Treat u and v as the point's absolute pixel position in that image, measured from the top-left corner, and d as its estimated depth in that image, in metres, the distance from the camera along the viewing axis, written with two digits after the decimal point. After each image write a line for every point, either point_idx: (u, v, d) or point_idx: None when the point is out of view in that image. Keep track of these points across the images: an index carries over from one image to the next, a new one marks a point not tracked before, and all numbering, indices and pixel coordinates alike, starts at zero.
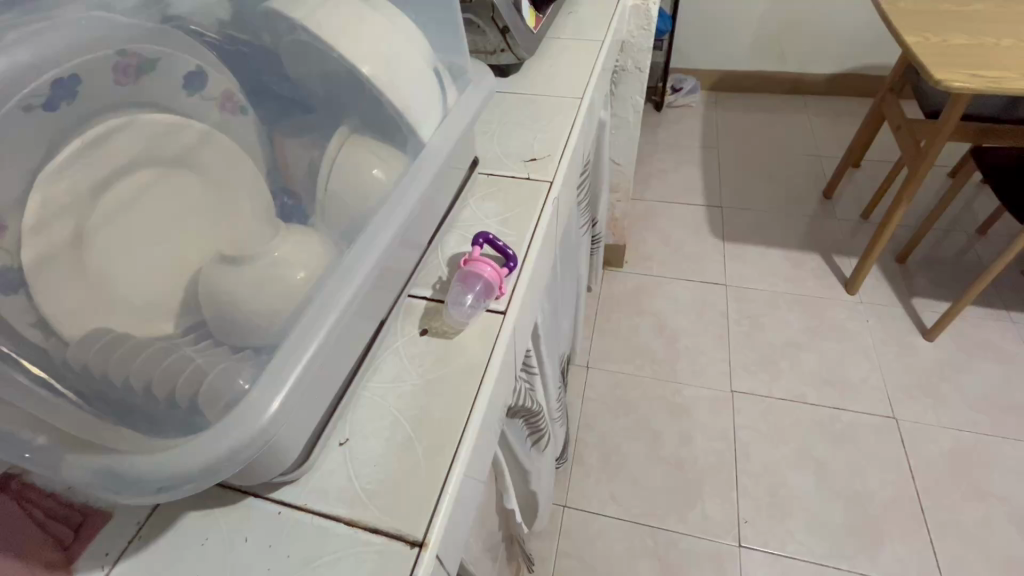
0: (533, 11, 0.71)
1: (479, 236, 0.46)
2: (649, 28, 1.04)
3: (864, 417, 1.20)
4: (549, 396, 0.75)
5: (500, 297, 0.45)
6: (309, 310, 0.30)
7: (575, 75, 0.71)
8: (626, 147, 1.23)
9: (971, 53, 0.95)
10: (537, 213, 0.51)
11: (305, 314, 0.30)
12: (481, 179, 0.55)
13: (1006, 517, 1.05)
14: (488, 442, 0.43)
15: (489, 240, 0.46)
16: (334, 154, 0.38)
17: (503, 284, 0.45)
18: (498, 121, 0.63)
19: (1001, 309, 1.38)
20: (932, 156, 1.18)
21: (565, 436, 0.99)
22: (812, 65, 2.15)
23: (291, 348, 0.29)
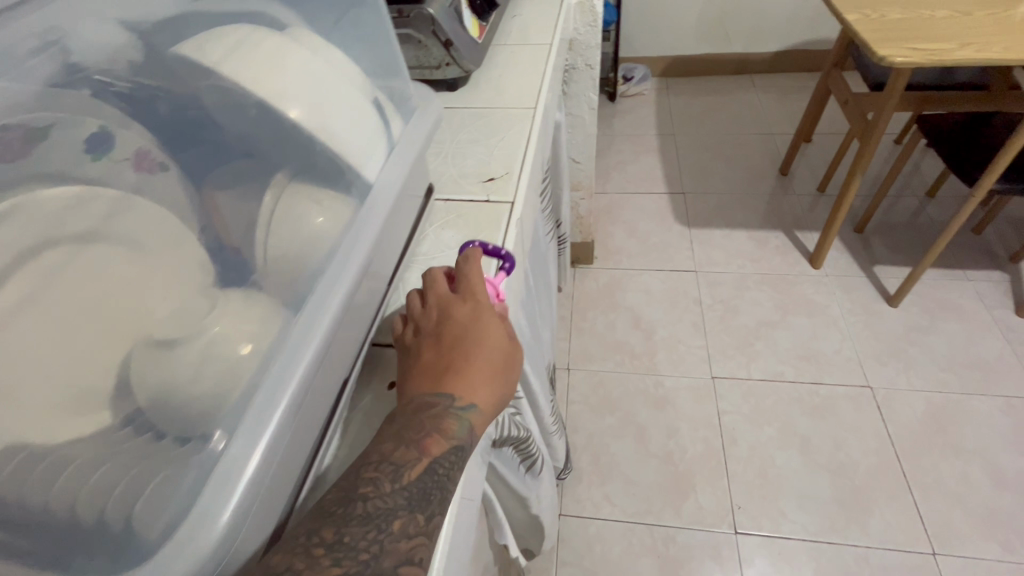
0: (476, 20, 0.68)
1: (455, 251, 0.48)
2: (596, 24, 1.03)
3: (841, 388, 1.23)
4: (537, 418, 0.73)
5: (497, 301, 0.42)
6: (260, 392, 0.28)
7: (525, 83, 0.69)
8: (585, 144, 1.21)
9: (908, 28, 0.97)
10: (500, 237, 0.49)
11: (257, 396, 0.28)
12: (440, 206, 0.53)
13: (984, 472, 1.08)
14: (475, 463, 0.43)
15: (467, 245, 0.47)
16: (271, 209, 0.35)
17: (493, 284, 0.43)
18: (450, 139, 0.60)
19: (956, 269, 1.43)
20: (880, 127, 1.20)
21: (563, 448, 0.97)
22: (755, 44, 2.18)
23: (244, 440, 0.26)
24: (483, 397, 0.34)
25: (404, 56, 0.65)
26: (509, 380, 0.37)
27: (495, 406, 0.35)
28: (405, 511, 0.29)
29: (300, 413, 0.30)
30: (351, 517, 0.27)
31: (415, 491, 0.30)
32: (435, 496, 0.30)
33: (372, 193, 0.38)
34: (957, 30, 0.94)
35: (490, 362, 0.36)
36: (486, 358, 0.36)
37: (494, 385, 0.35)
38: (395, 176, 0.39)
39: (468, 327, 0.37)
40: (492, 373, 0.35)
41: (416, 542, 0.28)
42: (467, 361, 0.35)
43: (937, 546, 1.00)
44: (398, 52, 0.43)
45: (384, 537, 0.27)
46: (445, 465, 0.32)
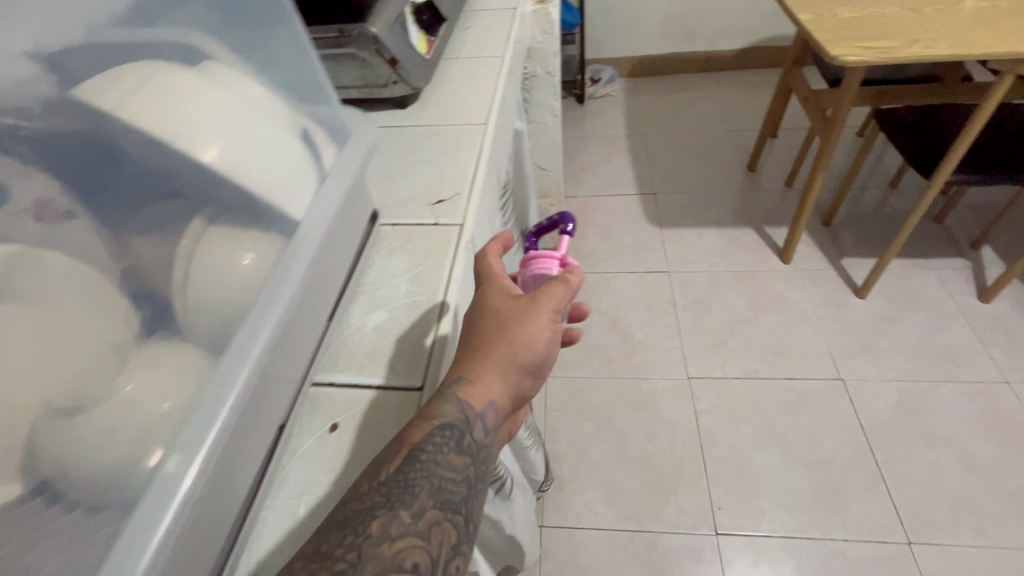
0: (424, 36, 0.67)
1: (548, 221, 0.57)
2: (552, 31, 1.02)
3: (814, 382, 1.24)
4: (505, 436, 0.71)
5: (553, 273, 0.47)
6: (170, 455, 0.28)
7: (476, 99, 0.68)
8: (550, 151, 1.21)
9: (861, 27, 0.98)
10: (448, 262, 0.47)
11: (169, 459, 0.28)
12: (387, 231, 0.51)
13: (954, 458, 1.10)
14: None
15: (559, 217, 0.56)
16: (189, 253, 0.32)
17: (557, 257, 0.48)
18: (399, 160, 0.59)
19: (920, 258, 1.46)
20: (840, 122, 1.21)
21: (541, 460, 0.96)
22: (719, 42, 2.20)
23: (143, 517, 0.26)
24: (477, 372, 0.38)
25: (349, 75, 0.63)
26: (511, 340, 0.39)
27: (499, 376, 0.38)
28: (383, 510, 0.31)
29: (212, 482, 0.29)
30: (333, 525, 0.31)
31: (394, 490, 0.32)
32: (417, 492, 0.32)
33: (300, 231, 0.37)
34: (910, 27, 0.95)
35: (485, 336, 0.39)
36: (481, 335, 0.40)
37: (496, 354, 0.39)
38: (324, 211, 0.38)
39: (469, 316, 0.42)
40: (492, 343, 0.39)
41: (399, 542, 0.30)
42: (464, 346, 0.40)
43: (912, 536, 1.01)
44: (322, 75, 0.42)
45: (361, 541, 0.29)
46: (424, 449, 0.34)
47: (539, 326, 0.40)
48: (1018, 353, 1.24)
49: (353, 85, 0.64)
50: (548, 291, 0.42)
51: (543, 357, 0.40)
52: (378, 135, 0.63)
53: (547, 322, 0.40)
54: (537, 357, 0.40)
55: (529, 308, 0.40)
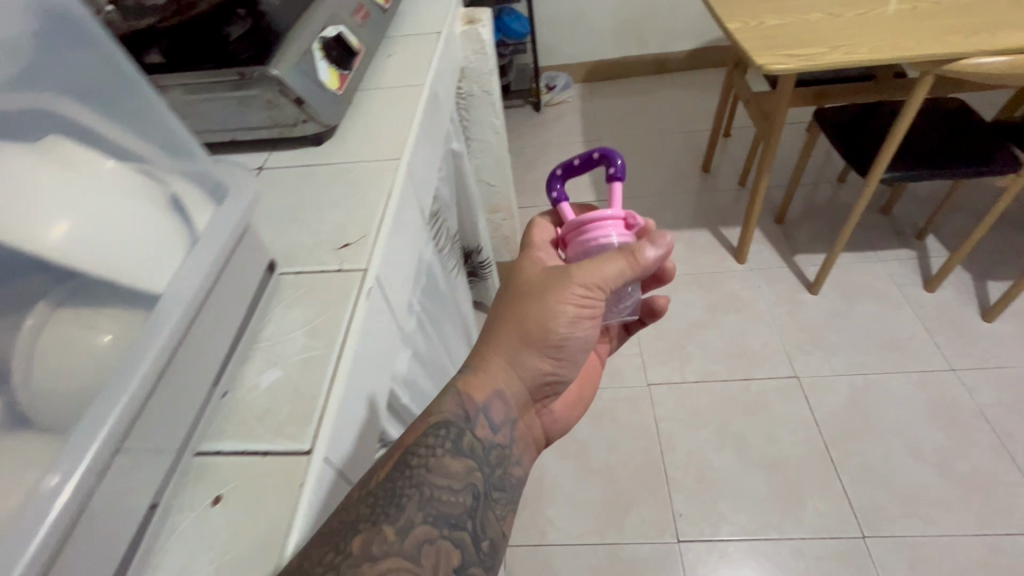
0: (335, 71, 0.66)
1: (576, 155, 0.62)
2: (484, 51, 1.01)
3: (769, 381, 1.26)
4: None
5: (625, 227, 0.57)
6: (53, 474, 0.27)
7: (392, 131, 0.67)
8: (496, 169, 1.21)
9: (788, 34, 1.00)
10: (347, 312, 0.46)
11: (50, 476, 0.27)
12: (289, 280, 0.50)
13: (905, 449, 1.12)
14: None
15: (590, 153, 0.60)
16: (35, 343, 0.31)
17: (614, 216, 0.56)
18: (308, 202, 0.58)
19: (868, 251, 1.50)
20: (778, 124, 1.23)
21: None
22: (670, 44, 2.23)
23: None
24: (481, 369, 0.52)
25: (255, 116, 0.62)
26: (534, 321, 0.54)
27: (504, 358, 0.54)
28: (365, 523, 0.38)
29: None
30: (319, 541, 0.35)
31: (380, 503, 0.39)
32: (404, 505, 0.40)
33: (163, 300, 0.34)
34: (834, 31, 0.98)
35: (512, 325, 0.54)
36: (505, 325, 0.55)
37: (518, 333, 0.54)
38: (195, 274, 0.36)
39: (501, 305, 0.56)
40: (519, 325, 0.54)
41: (380, 559, 0.36)
42: (498, 330, 0.55)
43: (865, 530, 1.03)
44: (188, 136, 0.41)
45: (341, 558, 0.35)
46: (415, 457, 0.44)
47: (554, 296, 0.54)
48: (962, 340, 1.28)
49: (260, 126, 0.63)
50: (581, 267, 0.54)
51: (556, 324, 0.54)
52: (288, 176, 0.62)
53: (565, 291, 0.54)
54: (550, 325, 0.54)
55: (545, 283, 0.54)
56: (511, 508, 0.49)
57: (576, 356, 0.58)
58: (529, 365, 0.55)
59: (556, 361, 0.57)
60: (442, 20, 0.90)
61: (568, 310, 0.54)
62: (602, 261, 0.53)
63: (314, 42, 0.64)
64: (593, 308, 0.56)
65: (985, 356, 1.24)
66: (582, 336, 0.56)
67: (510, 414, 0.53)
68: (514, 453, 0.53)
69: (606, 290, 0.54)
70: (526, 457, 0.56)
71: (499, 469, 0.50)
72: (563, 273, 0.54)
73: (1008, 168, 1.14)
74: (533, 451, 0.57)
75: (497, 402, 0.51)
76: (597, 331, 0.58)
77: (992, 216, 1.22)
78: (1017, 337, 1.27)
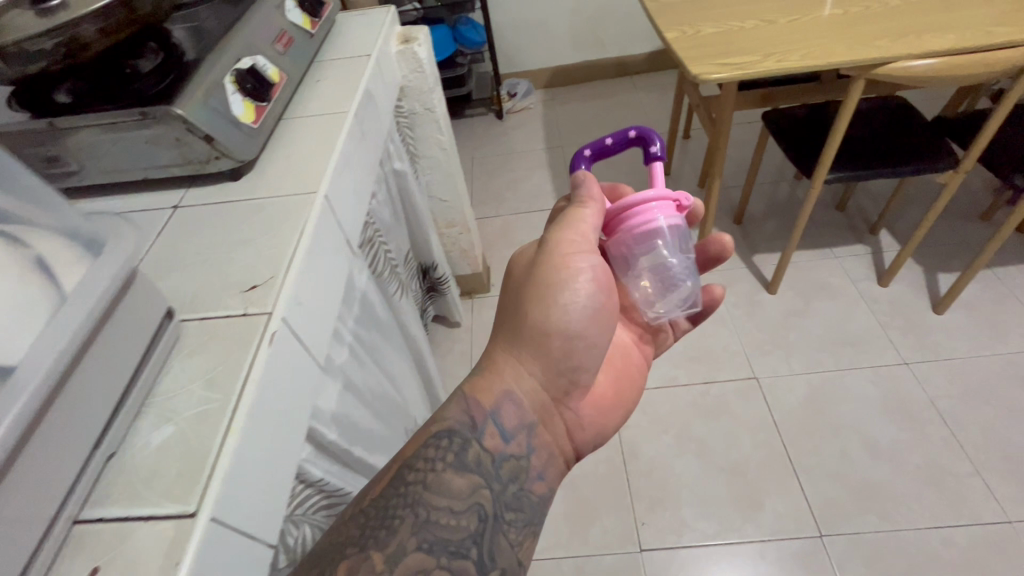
0: (250, 103, 0.65)
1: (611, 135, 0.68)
2: (421, 69, 1.00)
3: (729, 384, 1.27)
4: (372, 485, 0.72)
5: (676, 205, 0.62)
6: None
7: (312, 163, 0.66)
8: (447, 185, 1.21)
9: (722, 42, 1.01)
10: (248, 360, 0.45)
11: None
12: (192, 327, 0.49)
13: (861, 445, 1.14)
14: None
15: (627, 133, 0.68)
16: None
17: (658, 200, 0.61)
18: (219, 243, 0.56)
19: (824, 248, 1.52)
20: (725, 128, 1.24)
21: None
22: (629, 47, 2.24)
23: None
24: (492, 374, 0.64)
25: (166, 154, 0.60)
26: (534, 291, 0.63)
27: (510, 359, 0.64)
28: (355, 545, 0.48)
29: None
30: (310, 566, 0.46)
31: (372, 528, 0.49)
32: (396, 529, 0.49)
33: (20, 369, 0.33)
34: (767, 38, 0.99)
35: (514, 312, 0.65)
36: (508, 318, 0.66)
37: (522, 309, 0.64)
38: (58, 339, 0.34)
39: (505, 300, 0.67)
40: (522, 302, 0.64)
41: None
42: (505, 322, 0.66)
43: (823, 529, 1.04)
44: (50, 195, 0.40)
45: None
46: (411, 477, 0.54)
47: (553, 260, 0.64)
48: (915, 334, 1.30)
49: (172, 164, 0.61)
50: (557, 226, 0.64)
51: (558, 287, 0.63)
52: (202, 214, 0.60)
53: (560, 253, 0.63)
54: (554, 295, 0.63)
55: (540, 257, 0.65)
56: (528, 530, 0.58)
57: (589, 331, 0.65)
58: (543, 343, 0.64)
59: (568, 337, 0.64)
60: (373, 42, 0.90)
61: (567, 269, 0.63)
62: (578, 214, 0.64)
63: (228, 75, 0.63)
64: (593, 265, 0.64)
65: (936, 348, 1.27)
66: (588, 299, 0.64)
67: (523, 419, 0.63)
68: (529, 462, 0.62)
69: (589, 237, 0.64)
70: (549, 466, 0.64)
71: (511, 481, 0.60)
72: (552, 240, 0.65)
73: (945, 165, 1.17)
74: (555, 460, 0.66)
75: (508, 404, 0.62)
76: (605, 296, 0.66)
77: (935, 211, 1.25)
78: (967, 328, 1.29)
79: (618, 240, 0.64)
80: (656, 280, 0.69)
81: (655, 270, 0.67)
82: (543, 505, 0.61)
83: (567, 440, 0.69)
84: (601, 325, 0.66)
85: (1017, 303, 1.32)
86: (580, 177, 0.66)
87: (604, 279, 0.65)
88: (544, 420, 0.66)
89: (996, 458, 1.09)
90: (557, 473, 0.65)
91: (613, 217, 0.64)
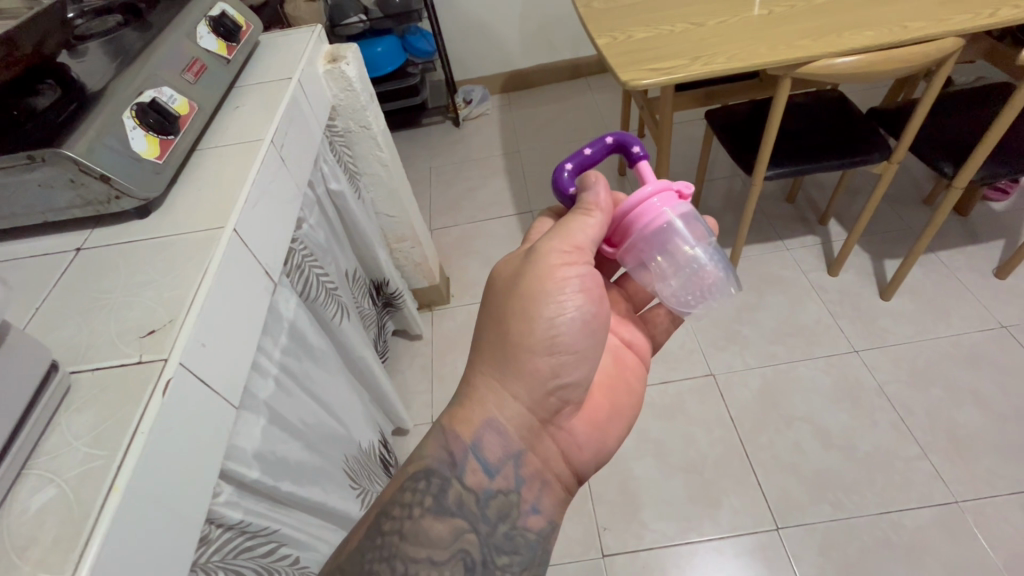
0: (154, 137, 0.63)
1: (586, 146, 0.67)
2: (352, 87, 0.99)
3: (686, 382, 1.28)
4: (303, 512, 0.71)
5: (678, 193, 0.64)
6: None
7: (222, 195, 0.64)
8: (392, 200, 1.20)
9: (651, 46, 1.02)
10: (137, 413, 0.44)
11: None
12: (86, 380, 0.47)
13: (813, 435, 1.16)
14: None
15: (604, 141, 0.67)
16: None
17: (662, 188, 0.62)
18: (120, 288, 0.55)
19: (775, 240, 1.54)
20: (666, 130, 1.26)
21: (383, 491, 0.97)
22: (582, 49, 2.26)
23: None
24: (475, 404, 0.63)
25: (63, 197, 0.58)
26: (526, 302, 0.62)
27: (491, 386, 0.63)
28: None
29: None
30: None
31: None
32: None
33: None
34: (694, 42, 1.00)
35: (502, 326, 0.63)
36: (495, 333, 0.63)
37: (512, 323, 0.62)
38: None
39: (489, 314, 0.64)
40: (511, 316, 0.62)
41: None
42: (490, 338, 0.63)
43: (779, 521, 1.06)
44: None
45: None
46: (387, 526, 0.56)
47: (540, 271, 0.62)
48: (862, 321, 1.33)
49: (71, 205, 0.59)
50: (552, 235, 0.64)
51: (544, 299, 0.62)
52: (106, 256, 0.59)
53: (548, 263, 0.62)
54: (539, 307, 0.61)
55: (526, 267, 0.63)
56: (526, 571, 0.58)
57: (578, 344, 0.64)
58: (527, 361, 0.62)
59: (555, 351, 0.63)
60: (295, 64, 0.88)
61: (555, 279, 0.62)
62: (574, 221, 0.63)
63: (127, 110, 0.61)
64: (584, 275, 0.63)
65: (884, 334, 1.30)
66: (577, 310, 0.63)
67: (508, 450, 0.62)
68: (519, 497, 0.61)
69: (584, 245, 0.63)
70: (544, 495, 0.63)
71: (500, 519, 0.59)
72: (540, 249, 0.63)
73: (880, 156, 1.19)
74: (552, 489, 0.65)
75: (490, 433, 0.61)
76: (596, 305, 0.64)
77: (874, 200, 1.27)
78: (912, 312, 1.32)
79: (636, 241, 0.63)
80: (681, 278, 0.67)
81: (680, 264, 0.66)
82: (540, 540, 0.61)
83: (564, 463, 0.67)
84: (592, 335, 0.65)
85: (958, 285, 1.36)
86: (591, 179, 0.64)
87: (594, 290, 0.64)
88: (532, 446, 0.64)
89: (941, 440, 1.12)
90: (556, 503, 0.64)
91: (618, 219, 0.64)
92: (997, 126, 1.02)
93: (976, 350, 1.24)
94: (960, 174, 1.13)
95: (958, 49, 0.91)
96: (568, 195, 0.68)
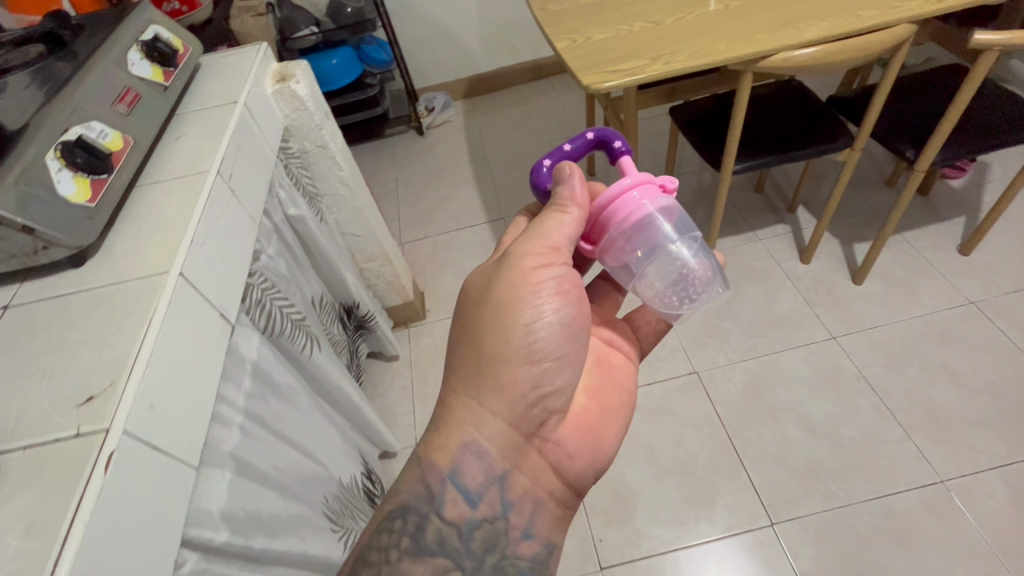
0: (84, 179, 0.58)
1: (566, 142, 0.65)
2: (304, 107, 0.94)
3: (671, 382, 1.27)
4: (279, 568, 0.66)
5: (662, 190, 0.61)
6: None
7: (163, 238, 0.59)
8: (356, 219, 1.15)
9: (610, 47, 1.00)
10: (78, 491, 0.39)
11: None
12: (18, 460, 0.42)
13: (799, 425, 1.16)
14: None
15: (584, 136, 0.64)
16: None
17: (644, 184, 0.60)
18: (54, 348, 0.50)
19: (747, 231, 1.55)
20: (632, 130, 1.24)
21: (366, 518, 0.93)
22: (542, 51, 2.24)
23: None
24: (451, 427, 0.59)
25: None
26: (501, 311, 0.60)
27: (471, 416, 0.59)
28: None
29: None
30: None
31: None
32: None
33: None
34: (653, 40, 0.99)
35: (478, 341, 0.60)
36: (471, 354, 0.60)
37: (487, 335, 0.60)
38: None
39: (463, 327, 0.62)
40: (486, 328, 0.60)
41: None
42: (466, 356, 0.61)
43: (774, 517, 1.05)
44: None
45: None
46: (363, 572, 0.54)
47: (515, 277, 0.60)
48: (838, 306, 1.34)
49: None
50: (524, 238, 0.61)
51: (520, 304, 0.59)
52: (37, 313, 0.53)
53: (522, 268, 0.60)
54: (516, 315, 0.59)
55: (500, 274, 0.61)
56: None
57: (559, 349, 0.61)
58: (507, 373, 0.59)
59: (535, 360, 0.60)
60: (240, 86, 0.83)
61: (530, 284, 0.60)
62: (546, 222, 0.60)
63: (52, 150, 0.56)
64: (560, 276, 0.61)
65: (860, 318, 1.31)
66: (555, 314, 0.60)
67: (491, 473, 0.59)
68: (506, 524, 0.59)
69: (559, 247, 0.61)
70: (536, 518, 0.61)
71: (487, 551, 0.57)
72: (514, 254, 0.61)
73: (842, 144, 1.20)
74: (545, 510, 0.62)
75: (470, 458, 0.58)
76: (575, 307, 0.62)
77: (839, 187, 1.28)
78: (884, 295, 1.34)
79: (614, 235, 0.60)
80: (667, 280, 0.64)
81: (663, 264, 0.63)
82: (533, 567, 0.58)
83: (555, 477, 0.64)
84: (573, 339, 0.62)
85: (926, 264, 1.38)
86: (565, 172, 0.61)
87: (572, 292, 0.62)
88: (518, 466, 0.61)
89: (923, 421, 1.13)
90: (548, 523, 0.62)
91: (599, 217, 0.61)
92: (952, 108, 1.03)
93: (948, 328, 1.26)
94: (921, 158, 1.15)
95: (912, 36, 0.92)
96: (545, 189, 0.65)
